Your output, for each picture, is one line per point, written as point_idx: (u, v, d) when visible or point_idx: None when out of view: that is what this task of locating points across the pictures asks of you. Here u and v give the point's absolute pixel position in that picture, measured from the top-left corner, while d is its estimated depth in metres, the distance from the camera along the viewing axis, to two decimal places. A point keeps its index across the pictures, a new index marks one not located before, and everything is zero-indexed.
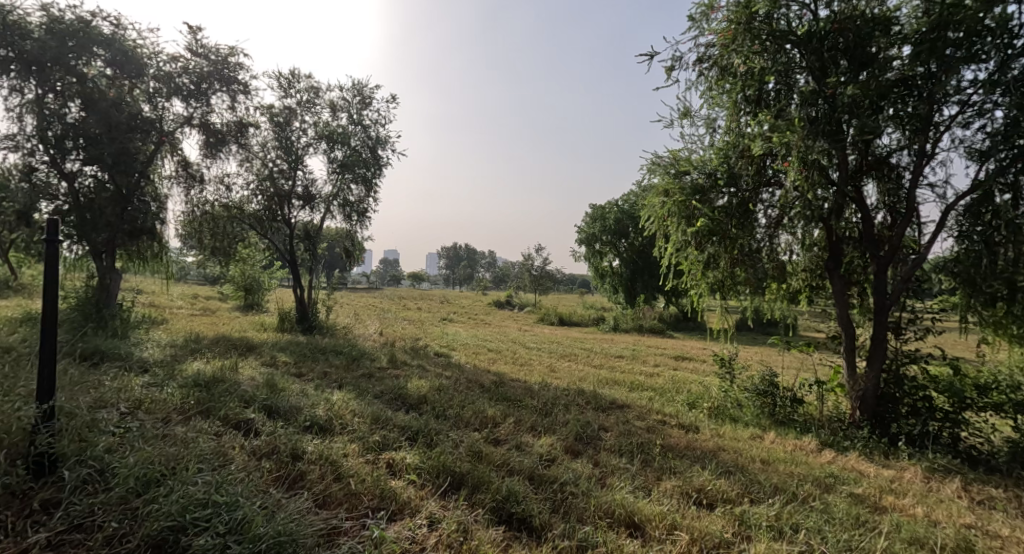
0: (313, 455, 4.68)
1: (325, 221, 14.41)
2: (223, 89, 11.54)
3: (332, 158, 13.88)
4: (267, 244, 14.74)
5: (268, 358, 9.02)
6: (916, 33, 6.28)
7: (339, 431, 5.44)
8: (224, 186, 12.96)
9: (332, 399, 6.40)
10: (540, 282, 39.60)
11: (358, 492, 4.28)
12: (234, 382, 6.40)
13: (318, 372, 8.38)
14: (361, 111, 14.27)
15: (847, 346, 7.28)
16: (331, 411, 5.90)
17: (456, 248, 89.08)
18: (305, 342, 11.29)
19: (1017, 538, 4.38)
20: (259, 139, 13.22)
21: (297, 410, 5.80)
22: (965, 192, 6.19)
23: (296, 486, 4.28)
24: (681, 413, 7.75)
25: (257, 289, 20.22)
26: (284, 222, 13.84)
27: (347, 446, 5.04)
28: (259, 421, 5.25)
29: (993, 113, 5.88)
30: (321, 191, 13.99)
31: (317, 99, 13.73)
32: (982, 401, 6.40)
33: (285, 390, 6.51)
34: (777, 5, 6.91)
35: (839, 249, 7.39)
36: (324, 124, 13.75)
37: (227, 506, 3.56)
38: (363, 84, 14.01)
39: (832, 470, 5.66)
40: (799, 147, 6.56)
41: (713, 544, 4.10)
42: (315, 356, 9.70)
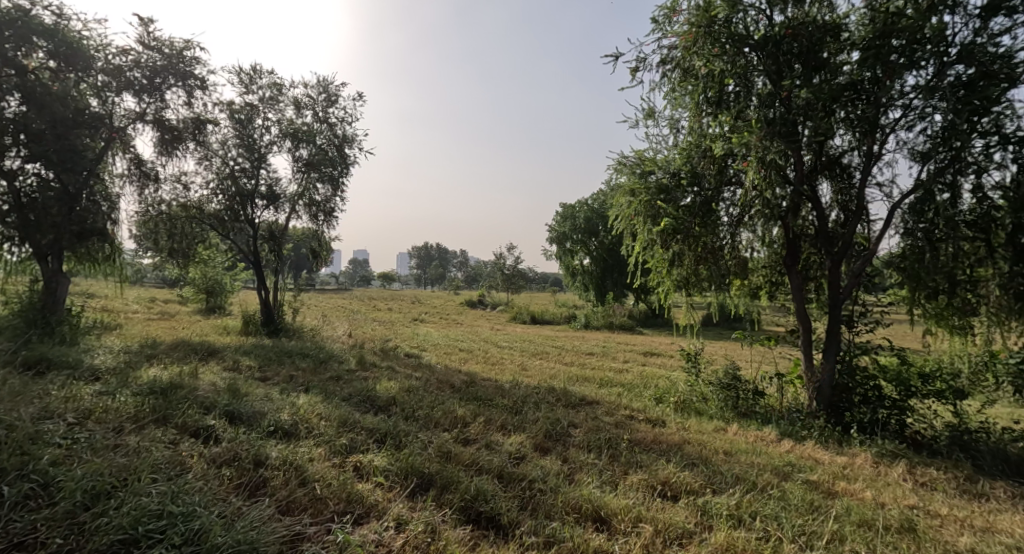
0: (276, 461, 4.60)
1: (291, 221, 14.14)
2: (178, 84, 11.21)
3: (297, 157, 13.61)
4: (230, 245, 14.38)
5: (230, 362, 8.82)
6: (864, 40, 6.53)
7: (305, 436, 5.36)
8: (181, 185, 12.56)
9: (297, 403, 6.29)
10: (513, 280, 39.67)
11: (324, 496, 4.23)
12: (193, 389, 6.22)
13: (283, 375, 8.24)
14: (327, 109, 14.05)
15: (804, 338, 7.56)
16: (296, 416, 5.80)
17: (426, 248, 88.59)
18: (271, 344, 11.12)
19: (955, 516, 4.61)
20: (218, 137, 12.86)
21: (261, 415, 5.69)
22: (909, 191, 6.48)
23: (258, 492, 4.22)
24: (648, 408, 7.90)
25: (220, 292, 19.72)
26: (246, 222, 13.49)
27: (313, 450, 4.98)
28: (220, 427, 5.12)
29: (933, 116, 6.14)
30: (285, 191, 13.73)
31: (280, 96, 13.47)
32: (926, 389, 6.72)
33: (248, 395, 6.37)
34: (735, 9, 7.08)
35: (796, 246, 7.63)
36: (288, 121, 13.47)
37: (183, 516, 3.49)
38: (328, 81, 13.79)
39: (790, 459, 5.87)
40: (757, 147, 6.79)
41: (675, 535, 4.21)
42: (281, 359, 9.51)
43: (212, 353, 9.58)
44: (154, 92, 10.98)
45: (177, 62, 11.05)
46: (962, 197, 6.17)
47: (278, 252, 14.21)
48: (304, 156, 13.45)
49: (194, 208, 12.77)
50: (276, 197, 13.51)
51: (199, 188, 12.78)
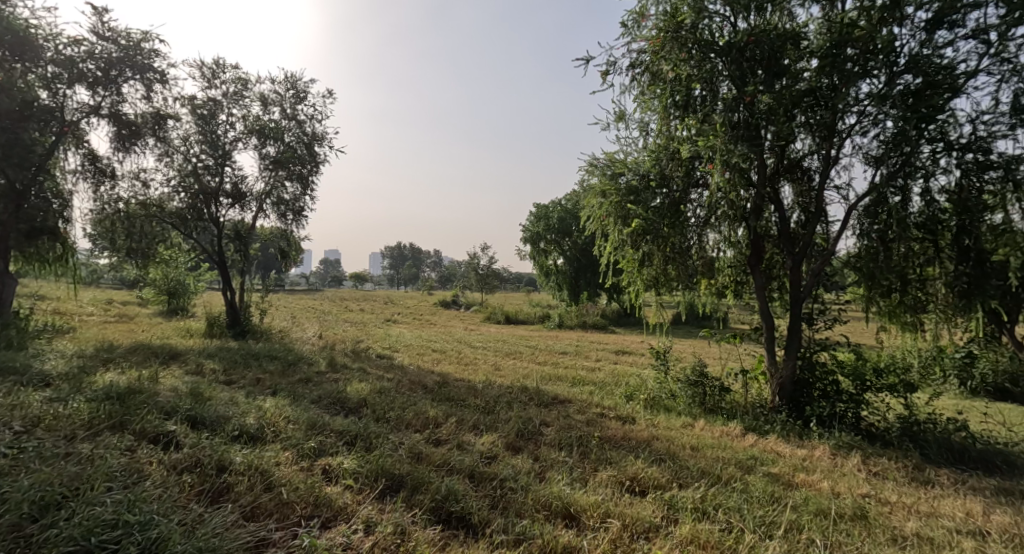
0: (240, 466, 4.52)
1: (257, 220, 13.87)
2: (136, 77, 10.85)
3: (263, 154, 13.35)
4: (193, 245, 14.01)
5: (193, 366, 8.61)
6: (822, 48, 6.78)
7: (271, 440, 5.29)
8: (141, 182, 12.20)
9: (264, 407, 6.19)
10: (486, 280, 39.59)
11: (290, 501, 4.18)
12: (152, 393, 6.06)
13: (250, 378, 8.09)
14: (295, 105, 13.82)
15: (767, 335, 7.79)
16: (262, 419, 5.71)
17: (399, 248, 87.82)
18: (236, 347, 10.89)
19: (905, 503, 4.83)
20: (180, 133, 12.52)
21: (225, 419, 5.58)
22: (863, 194, 6.76)
23: (221, 498, 4.15)
24: (619, 405, 8.02)
25: (182, 293, 19.20)
26: (210, 221, 13.19)
27: (280, 454, 4.92)
28: (181, 432, 5.01)
29: (884, 123, 6.40)
30: (251, 188, 13.45)
31: (245, 91, 13.19)
32: (880, 382, 7.00)
33: (211, 399, 6.24)
34: (701, 15, 7.26)
35: (760, 246, 7.85)
36: (254, 117, 13.20)
37: (140, 525, 3.42)
38: (296, 77, 13.58)
39: (753, 452, 6.06)
40: (721, 150, 7.00)
41: (642, 529, 4.30)
42: (247, 362, 9.32)
43: (174, 356, 9.34)
44: (110, 85, 10.64)
45: (135, 54, 10.67)
46: (912, 199, 6.47)
47: (244, 252, 13.89)
48: (271, 153, 13.20)
49: (154, 206, 12.41)
50: (242, 196, 13.24)
51: (160, 185, 12.44)
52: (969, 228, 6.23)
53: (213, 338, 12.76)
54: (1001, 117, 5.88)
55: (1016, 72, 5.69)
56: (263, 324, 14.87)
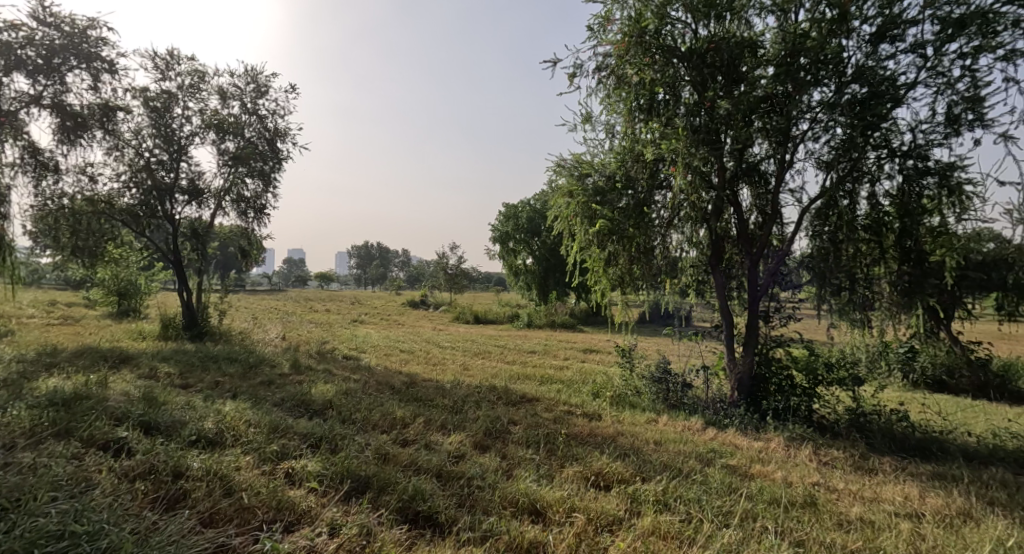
0: (198, 471, 4.44)
1: (216, 218, 13.52)
2: (81, 66, 10.46)
3: (222, 149, 13.01)
4: (145, 243, 13.57)
5: (146, 369, 8.36)
6: (777, 57, 7.07)
7: (231, 444, 5.21)
8: (87, 177, 11.75)
9: (223, 410, 6.07)
10: (455, 281, 39.46)
11: (251, 505, 4.13)
12: (101, 399, 5.88)
13: (208, 381, 7.91)
14: (256, 100, 13.54)
15: (726, 333, 8.05)
16: (222, 423, 5.61)
17: (366, 248, 86.70)
18: (192, 349, 10.58)
19: (850, 490, 5.10)
20: (131, 126, 12.10)
21: (181, 424, 5.46)
22: (816, 197, 7.07)
23: (176, 505, 4.08)
24: (586, 403, 8.18)
25: (134, 294, 18.55)
26: (165, 218, 12.81)
27: (240, 459, 4.85)
28: (134, 438, 4.89)
29: (834, 130, 6.71)
30: (209, 185, 13.11)
31: (201, 84, 12.84)
32: (830, 376, 7.35)
33: (166, 404, 6.09)
34: (664, 21, 7.45)
35: (720, 246, 8.10)
36: (212, 111, 12.85)
37: (89, 536, 3.35)
38: (257, 70, 13.32)
39: (713, 446, 6.28)
40: (684, 153, 7.21)
41: (606, 522, 4.41)
42: (205, 365, 9.10)
43: (125, 360, 9.04)
44: (52, 74, 10.18)
45: (80, 42, 10.29)
46: (859, 203, 6.80)
47: (201, 251, 13.55)
48: (230, 149, 12.87)
49: (102, 202, 11.93)
50: (199, 193, 12.87)
51: (108, 180, 12.01)
52: (910, 230, 6.63)
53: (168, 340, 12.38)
54: (937, 127, 6.25)
55: (951, 85, 6.04)
56: (222, 325, 14.50)
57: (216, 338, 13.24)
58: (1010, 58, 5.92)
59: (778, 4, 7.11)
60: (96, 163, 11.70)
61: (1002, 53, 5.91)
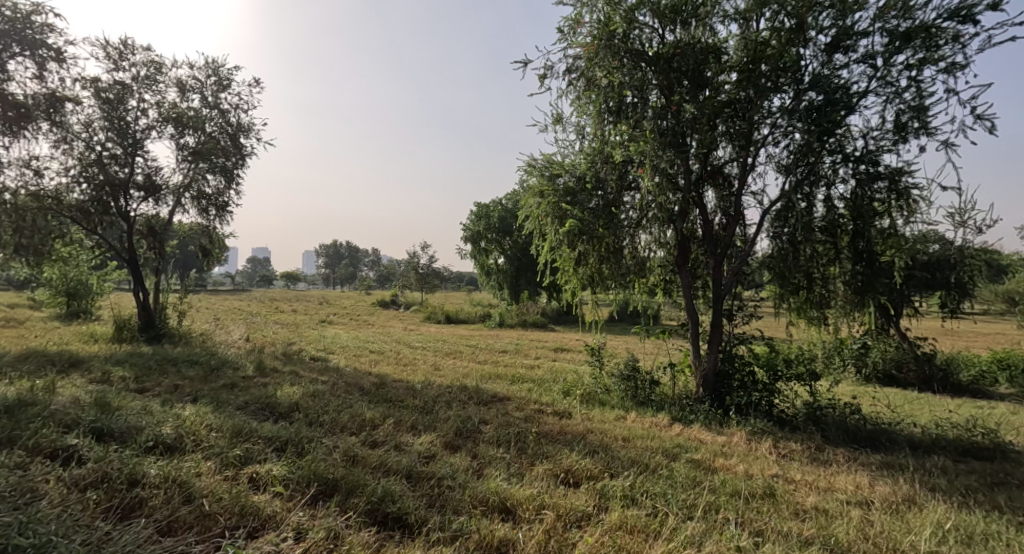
0: (155, 478, 4.34)
1: (175, 215, 13.15)
2: (24, 54, 10.02)
3: (181, 144, 12.66)
4: (97, 241, 13.10)
5: (98, 374, 8.09)
6: (740, 63, 7.30)
7: (191, 449, 5.10)
8: (33, 171, 11.29)
9: (182, 414, 5.93)
10: (426, 280, 39.23)
11: (212, 512, 4.06)
12: (47, 405, 5.68)
13: (166, 385, 7.70)
14: (217, 93, 13.21)
15: (692, 331, 8.26)
16: (181, 428, 5.49)
17: (335, 248, 85.36)
18: (149, 352, 10.25)
19: (807, 480, 5.31)
20: (81, 118, 11.66)
21: (137, 430, 5.32)
22: (775, 199, 7.31)
23: (131, 514, 3.99)
24: (556, 401, 8.27)
25: (83, 294, 17.87)
26: (118, 215, 12.41)
27: (200, 464, 4.76)
28: (84, 446, 4.75)
29: (792, 135, 6.96)
30: (167, 181, 12.74)
31: (159, 75, 12.47)
32: (789, 372, 7.62)
33: (119, 409, 5.92)
34: (632, 26, 7.59)
35: (687, 247, 8.29)
36: (169, 104, 12.48)
37: (35, 549, 3.24)
38: (218, 63, 13.00)
39: (679, 441, 6.44)
40: (651, 156, 7.37)
41: (575, 518, 4.49)
42: (163, 368, 8.85)
43: (76, 364, 8.72)
44: None
45: (23, 28, 9.85)
46: (816, 205, 7.07)
47: (158, 249, 13.19)
48: (189, 144, 12.54)
49: (48, 197, 11.50)
50: (156, 188, 12.51)
51: (56, 174, 11.55)
52: (863, 232, 6.94)
53: (123, 343, 11.99)
54: (886, 134, 6.54)
55: (899, 94, 6.34)
56: (181, 327, 14.10)
57: (175, 339, 12.91)
58: (951, 70, 6.25)
59: (741, 12, 7.32)
60: (42, 156, 11.24)
61: (944, 65, 6.24)
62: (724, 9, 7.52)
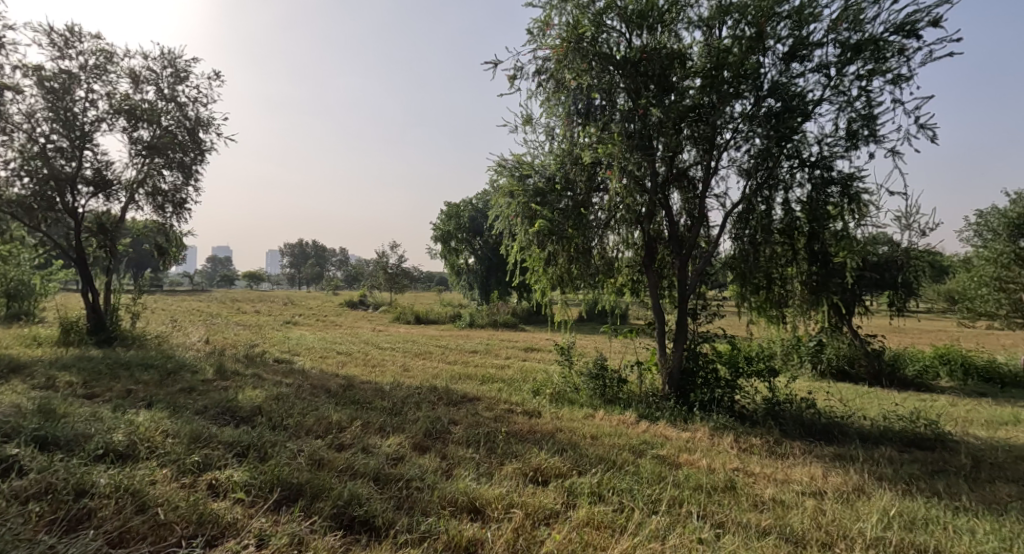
0: (105, 488, 4.22)
1: (128, 212, 12.70)
2: None
3: (134, 138, 12.24)
4: (42, 239, 12.54)
5: (44, 380, 7.77)
6: (703, 70, 7.51)
7: (145, 456, 4.97)
8: None
9: (136, 420, 5.77)
10: (396, 280, 38.87)
11: (168, 521, 3.98)
12: None
13: (118, 390, 7.46)
14: (174, 85, 12.82)
15: (658, 329, 8.44)
16: (135, 435, 5.34)
17: (301, 247, 83.76)
18: (101, 356, 9.90)
19: (766, 473, 5.51)
20: (24, 109, 11.18)
21: (85, 438, 5.15)
22: (737, 202, 7.54)
23: (79, 526, 3.87)
24: (526, 400, 8.34)
25: (24, 296, 17.08)
26: (66, 212, 11.92)
27: (155, 472, 4.64)
28: (27, 456, 4.57)
29: (752, 140, 7.19)
30: (119, 176, 12.31)
31: (109, 65, 12.04)
32: (750, 369, 7.88)
33: (67, 417, 5.71)
34: (600, 30, 7.72)
35: (653, 248, 8.48)
36: (121, 96, 12.06)
37: None
38: (175, 54, 12.62)
39: (645, 438, 6.59)
40: (618, 158, 7.51)
41: (543, 516, 4.56)
42: (116, 373, 8.56)
43: (20, 370, 8.35)
44: None
45: None
46: (775, 208, 7.32)
47: (110, 248, 12.68)
48: (143, 137, 12.14)
49: None
50: (107, 183, 12.07)
51: None
52: (818, 235, 7.23)
53: (70, 346, 11.52)
54: (839, 141, 6.82)
55: (850, 103, 6.62)
56: (135, 329, 13.64)
57: (127, 341, 12.48)
58: (897, 81, 6.56)
59: (704, 20, 7.52)
60: None
61: (891, 77, 6.54)
62: (688, 17, 7.72)
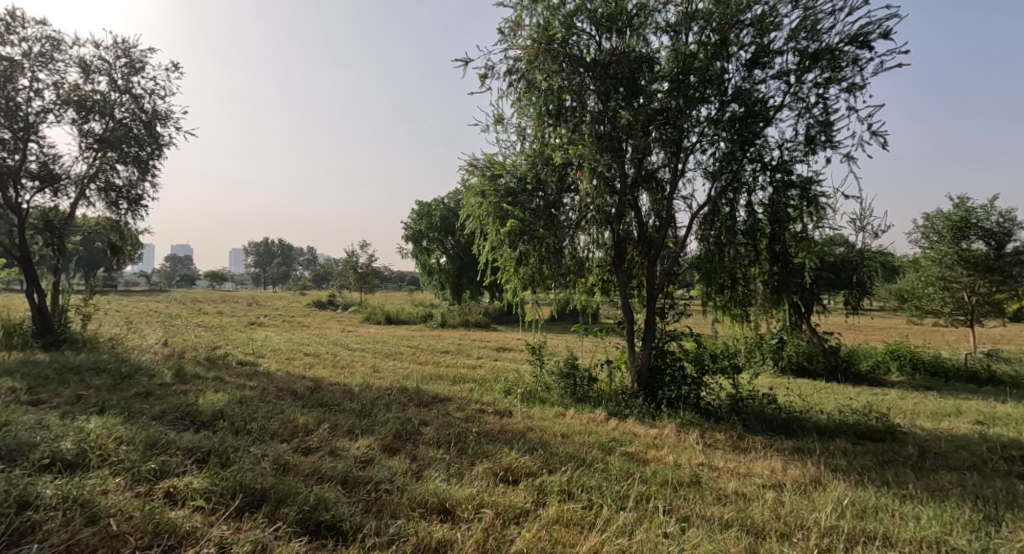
0: (51, 500, 4.08)
1: (78, 208, 12.23)
2: None
3: (84, 130, 11.81)
4: None
5: None
6: (670, 74, 7.68)
7: (96, 465, 4.82)
8: None
9: (86, 428, 5.58)
10: (365, 280, 38.41)
11: (122, 532, 3.87)
12: None
13: (67, 396, 7.20)
14: (129, 76, 12.42)
15: (628, 328, 8.58)
16: (85, 443, 5.17)
17: (268, 247, 81.98)
18: (49, 361, 9.51)
19: (729, 467, 5.67)
20: None
21: (31, 447, 4.96)
22: (703, 204, 7.72)
23: (24, 540, 3.73)
24: (497, 400, 8.36)
25: None
26: (9, 207, 11.40)
27: (108, 481, 4.51)
28: None
29: (717, 143, 7.37)
30: (67, 170, 11.84)
31: (56, 53, 11.59)
32: (715, 366, 8.09)
33: (11, 425, 5.49)
34: (571, 31, 7.83)
35: (622, 248, 8.60)
36: (70, 86, 11.62)
37: None
38: (129, 44, 12.23)
39: (614, 435, 6.69)
40: (588, 159, 7.61)
41: (513, 514, 4.59)
42: (66, 378, 8.25)
43: None
44: None
45: None
46: (738, 210, 7.52)
47: (58, 246, 12.09)
48: (94, 130, 11.71)
49: None
50: (54, 178, 11.61)
51: None
52: (778, 236, 7.46)
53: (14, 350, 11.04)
54: (798, 146, 7.06)
55: (809, 110, 6.86)
56: (86, 332, 13.14)
57: (76, 344, 11.99)
58: (852, 90, 6.82)
59: (671, 25, 7.68)
60: None
61: (846, 86, 6.80)
62: (656, 21, 7.87)
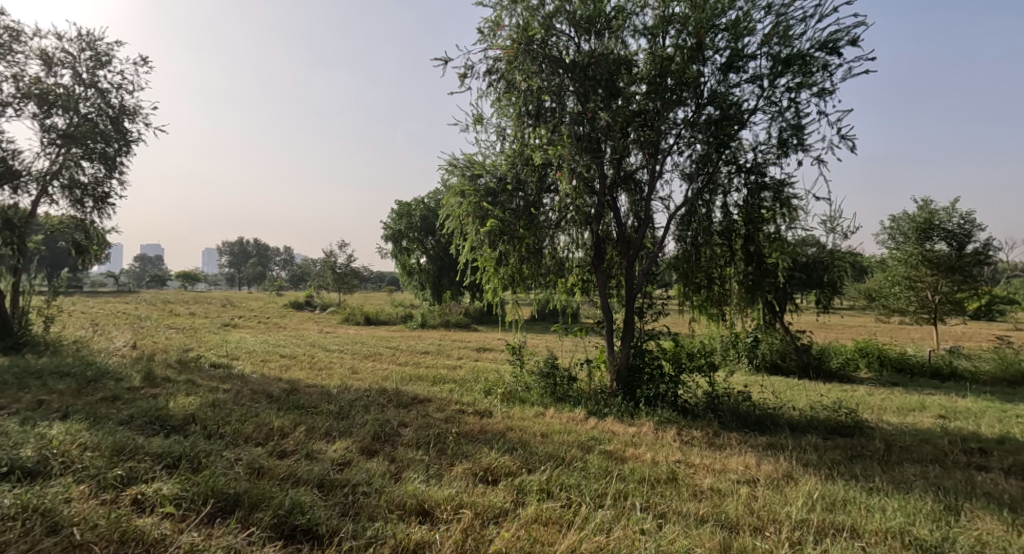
0: (10, 510, 3.96)
1: (40, 206, 11.87)
2: None
3: (47, 126, 11.47)
4: None
5: None
6: (647, 76, 7.77)
7: (58, 473, 4.69)
8: None
9: (48, 434, 5.42)
10: (344, 281, 38.00)
11: (86, 541, 3.77)
12: None
13: (29, 401, 6.99)
14: (94, 70, 12.10)
15: (607, 327, 8.64)
16: (48, 449, 5.02)
17: (244, 247, 80.58)
18: (10, 365, 9.22)
19: (704, 464, 5.76)
20: None
21: None
22: (680, 204, 7.82)
23: None
24: (477, 401, 8.36)
25: None
26: None
27: (71, 489, 4.39)
28: None
29: (693, 145, 7.48)
30: (28, 167, 11.49)
31: (16, 45, 11.24)
32: (692, 364, 8.20)
33: None
34: (550, 32, 7.87)
35: (602, 248, 8.67)
36: (31, 79, 11.28)
37: None
38: (93, 36, 11.91)
39: (593, 434, 6.75)
40: (567, 159, 7.66)
41: (492, 514, 4.60)
42: (28, 383, 8.00)
43: None
44: None
45: None
46: (714, 211, 7.64)
47: (19, 245, 11.74)
48: (57, 125, 11.38)
49: None
50: (14, 174, 11.25)
51: None
52: (753, 237, 7.61)
53: None
54: (771, 149, 7.21)
55: (781, 113, 7.01)
56: (50, 335, 12.77)
57: (39, 347, 11.63)
58: (822, 94, 6.99)
59: (649, 28, 7.77)
60: None
61: (817, 90, 6.97)
62: (634, 24, 7.95)
